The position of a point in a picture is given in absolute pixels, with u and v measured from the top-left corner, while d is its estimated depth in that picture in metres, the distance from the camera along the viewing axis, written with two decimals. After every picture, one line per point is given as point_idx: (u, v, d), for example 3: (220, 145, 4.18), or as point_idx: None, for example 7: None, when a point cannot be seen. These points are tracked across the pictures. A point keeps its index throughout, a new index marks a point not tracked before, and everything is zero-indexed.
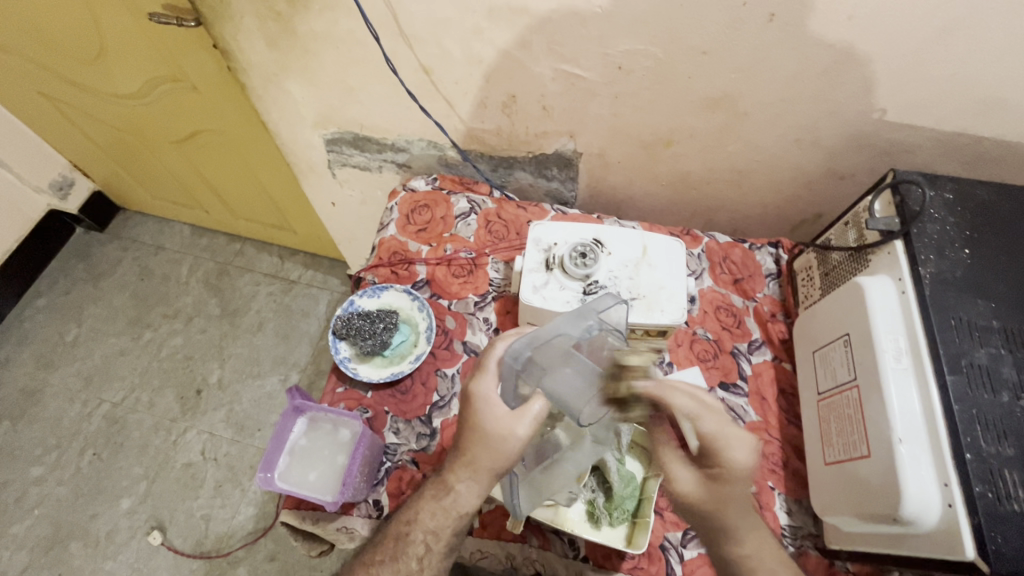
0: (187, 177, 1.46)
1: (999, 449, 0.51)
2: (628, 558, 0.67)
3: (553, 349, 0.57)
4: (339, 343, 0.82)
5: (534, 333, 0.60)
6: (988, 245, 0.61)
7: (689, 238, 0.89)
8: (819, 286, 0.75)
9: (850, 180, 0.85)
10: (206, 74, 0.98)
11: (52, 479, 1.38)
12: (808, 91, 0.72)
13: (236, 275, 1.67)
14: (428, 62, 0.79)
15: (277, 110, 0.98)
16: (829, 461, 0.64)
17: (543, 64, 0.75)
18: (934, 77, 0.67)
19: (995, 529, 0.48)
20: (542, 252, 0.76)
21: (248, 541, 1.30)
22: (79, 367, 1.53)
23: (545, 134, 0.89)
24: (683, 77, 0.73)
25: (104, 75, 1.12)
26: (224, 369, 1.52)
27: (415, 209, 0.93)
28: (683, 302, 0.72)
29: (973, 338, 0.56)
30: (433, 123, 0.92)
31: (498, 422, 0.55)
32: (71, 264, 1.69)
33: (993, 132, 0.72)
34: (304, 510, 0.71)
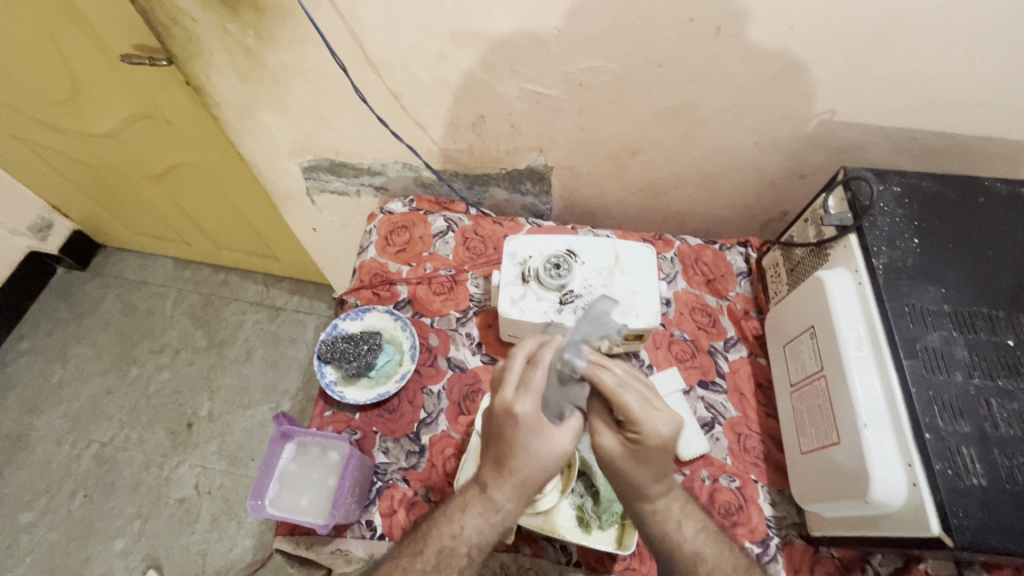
0: (167, 211, 1.47)
1: (955, 427, 0.54)
2: (619, 559, 0.69)
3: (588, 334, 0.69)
4: (324, 367, 0.83)
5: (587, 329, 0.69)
6: (937, 233, 0.64)
7: (661, 242, 0.92)
8: (786, 282, 0.78)
9: (810, 178, 0.89)
10: (181, 111, 1.00)
11: (43, 525, 1.36)
12: (760, 96, 0.75)
13: (221, 306, 1.67)
14: (396, 88, 0.81)
15: (254, 142, 0.99)
16: (805, 450, 0.66)
17: (507, 84, 0.78)
18: (876, 77, 0.70)
19: (957, 504, 0.50)
20: (518, 266, 0.78)
21: (246, 573, 1.29)
22: (66, 408, 1.51)
23: (515, 150, 0.91)
24: (641, 89, 0.76)
25: (79, 115, 1.13)
26: (214, 400, 1.52)
27: (394, 230, 0.95)
28: (657, 305, 0.75)
29: (926, 322, 0.58)
30: (406, 146, 0.94)
31: (539, 439, 0.58)
32: (54, 305, 1.68)
33: (937, 126, 0.76)
34: (297, 535, 0.71)
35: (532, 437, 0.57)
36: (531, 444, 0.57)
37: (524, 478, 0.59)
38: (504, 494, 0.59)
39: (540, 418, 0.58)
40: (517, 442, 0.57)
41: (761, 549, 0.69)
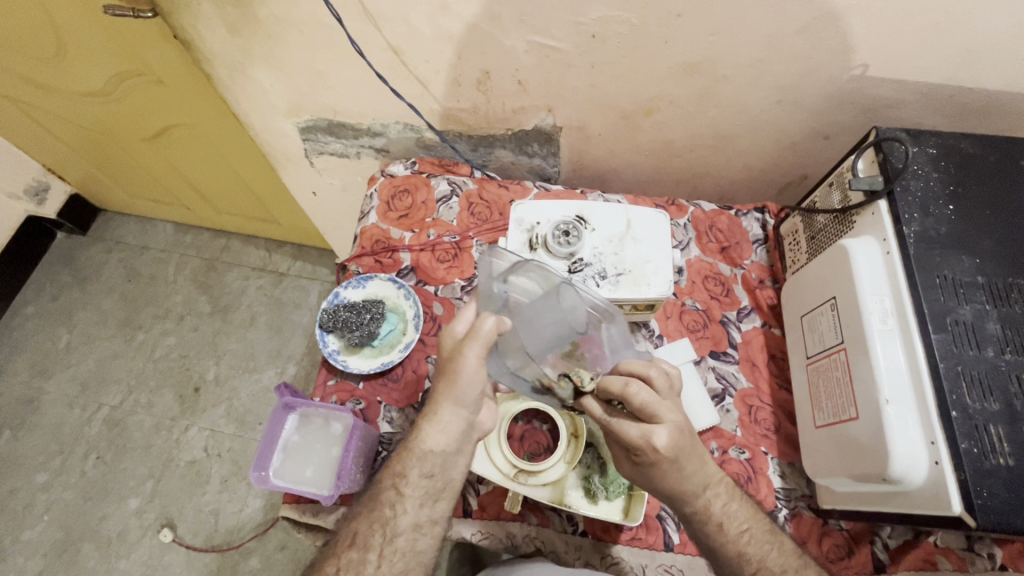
0: (164, 174, 1.43)
1: (984, 405, 0.51)
2: (626, 529, 0.69)
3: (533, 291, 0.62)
4: (327, 336, 0.81)
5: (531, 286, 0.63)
6: (973, 199, 0.60)
7: (674, 208, 0.87)
8: (805, 251, 0.74)
9: (835, 139, 0.84)
10: (170, 69, 0.94)
11: (58, 485, 1.39)
12: (788, 50, 0.70)
13: (224, 271, 1.65)
14: (396, 42, 0.76)
15: (248, 101, 0.95)
16: (819, 424, 0.64)
17: (514, 37, 0.73)
18: (915, 28, 0.64)
19: (981, 484, 0.49)
20: (525, 233, 0.75)
21: (258, 532, 1.32)
22: (74, 372, 1.52)
23: (522, 109, 0.86)
24: (659, 42, 0.71)
25: (66, 73, 1.08)
26: (220, 365, 1.52)
27: (396, 194, 0.92)
28: (670, 275, 0.72)
29: (958, 295, 0.55)
30: (407, 105, 0.89)
31: (470, 353, 0.56)
32: (56, 270, 1.66)
33: (975, 82, 0.71)
34: (303, 504, 0.71)
35: (473, 359, 0.56)
36: (476, 370, 0.57)
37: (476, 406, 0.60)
38: (455, 441, 0.60)
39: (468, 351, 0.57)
40: (464, 373, 0.57)
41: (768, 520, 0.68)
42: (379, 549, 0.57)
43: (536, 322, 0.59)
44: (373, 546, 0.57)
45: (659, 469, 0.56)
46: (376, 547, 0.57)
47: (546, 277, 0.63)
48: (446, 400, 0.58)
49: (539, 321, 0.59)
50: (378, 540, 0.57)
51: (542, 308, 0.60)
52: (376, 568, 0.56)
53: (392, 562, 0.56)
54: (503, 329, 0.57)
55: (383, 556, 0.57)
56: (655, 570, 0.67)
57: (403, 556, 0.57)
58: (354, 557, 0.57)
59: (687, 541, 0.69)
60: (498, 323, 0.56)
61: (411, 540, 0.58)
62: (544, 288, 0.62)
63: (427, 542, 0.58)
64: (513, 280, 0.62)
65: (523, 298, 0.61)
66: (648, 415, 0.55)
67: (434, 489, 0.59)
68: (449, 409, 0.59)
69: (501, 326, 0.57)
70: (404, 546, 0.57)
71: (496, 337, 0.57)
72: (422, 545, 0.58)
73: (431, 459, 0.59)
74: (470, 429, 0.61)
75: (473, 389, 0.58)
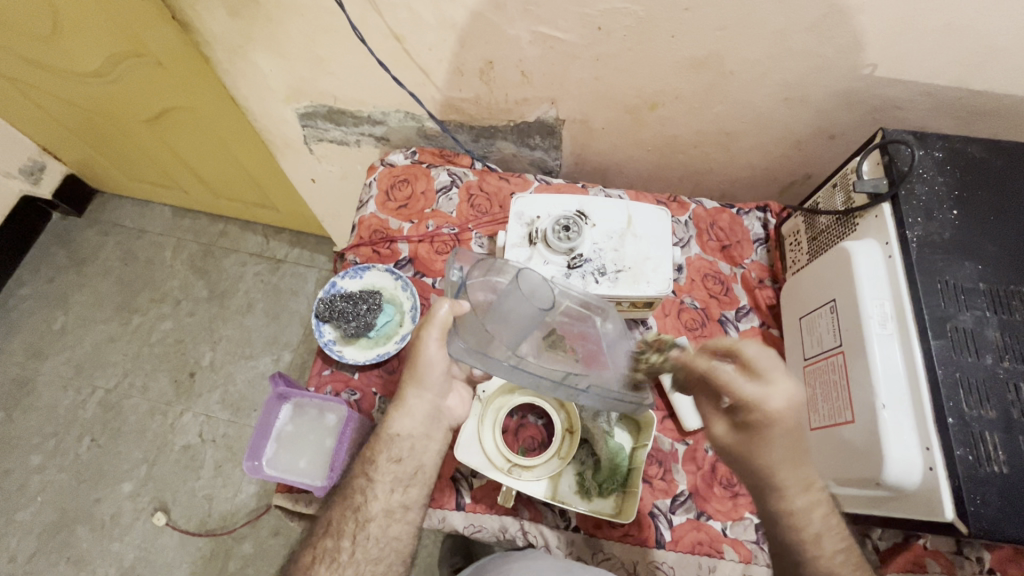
0: (162, 157, 1.41)
1: (981, 412, 0.51)
2: (619, 526, 0.69)
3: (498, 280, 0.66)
4: (323, 326, 0.81)
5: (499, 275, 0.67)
6: (977, 204, 0.59)
7: (676, 205, 0.87)
8: (806, 251, 0.74)
9: (840, 139, 0.83)
10: (169, 51, 0.92)
11: (53, 466, 1.39)
12: (796, 47, 0.69)
13: (221, 256, 1.64)
14: (398, 29, 0.74)
15: (247, 85, 0.93)
16: (814, 426, 0.64)
17: (519, 27, 0.72)
18: (926, 28, 0.63)
19: (974, 491, 0.49)
20: (525, 226, 0.74)
21: (251, 518, 1.33)
22: (69, 355, 1.52)
23: (525, 100, 0.85)
24: (665, 35, 0.69)
25: (62, 52, 1.06)
26: (215, 351, 1.52)
27: (395, 184, 0.91)
28: (669, 272, 0.72)
29: (959, 300, 0.55)
30: (409, 94, 0.88)
31: (433, 338, 0.63)
32: (51, 251, 1.65)
33: (985, 84, 0.70)
34: (297, 493, 0.69)
35: (434, 343, 0.63)
36: (436, 353, 0.63)
37: (440, 390, 0.65)
38: (422, 425, 0.64)
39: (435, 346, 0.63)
40: (424, 356, 0.64)
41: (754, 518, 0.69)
42: (352, 535, 0.59)
43: (508, 313, 0.63)
44: (347, 533, 0.59)
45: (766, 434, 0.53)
46: (349, 533, 0.59)
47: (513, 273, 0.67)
48: (411, 384, 0.64)
49: (510, 312, 0.63)
50: (351, 526, 0.59)
51: (510, 300, 0.64)
52: (351, 554, 0.58)
53: (367, 548, 0.58)
54: (459, 312, 0.63)
55: (357, 543, 0.58)
56: (646, 566, 0.67)
57: (376, 541, 0.59)
58: (330, 545, 0.58)
59: (679, 539, 0.68)
60: (453, 306, 0.63)
61: (383, 526, 0.60)
62: (509, 280, 0.66)
63: (399, 528, 0.60)
64: (477, 278, 0.66)
65: (486, 293, 0.65)
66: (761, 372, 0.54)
67: (405, 475, 0.62)
68: (414, 393, 0.64)
69: (456, 309, 0.63)
70: (377, 531, 0.59)
71: (452, 321, 0.63)
72: (395, 531, 0.60)
73: (398, 444, 0.63)
74: (435, 413, 0.65)
75: (435, 372, 0.64)
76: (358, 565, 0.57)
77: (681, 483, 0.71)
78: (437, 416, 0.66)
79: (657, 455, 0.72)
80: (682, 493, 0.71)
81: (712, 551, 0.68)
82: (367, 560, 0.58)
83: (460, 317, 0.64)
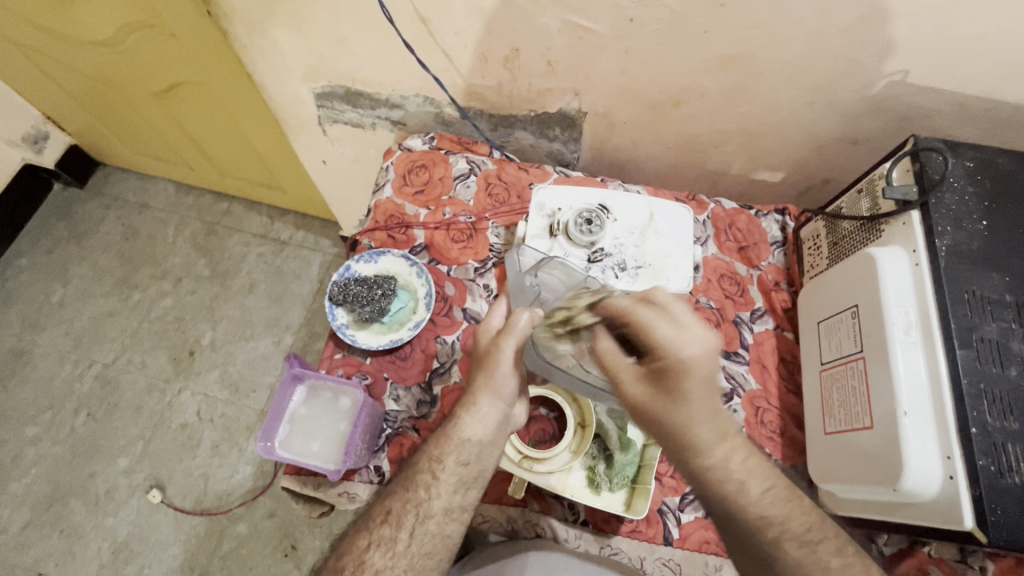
0: (169, 132, 1.39)
1: (1003, 423, 0.52)
2: (627, 521, 0.69)
3: (555, 282, 0.67)
4: (336, 309, 0.80)
5: (556, 275, 0.67)
6: (1006, 216, 0.60)
7: (695, 203, 0.86)
8: (826, 256, 0.73)
9: (863, 145, 0.82)
10: (186, 24, 0.90)
11: (48, 439, 1.38)
12: (829, 49, 0.68)
13: (224, 235, 1.62)
14: (424, 11, 0.73)
15: (265, 62, 0.91)
16: (829, 431, 0.65)
17: (549, 14, 0.70)
18: (963, 36, 0.63)
19: (995, 502, 0.50)
20: (546, 218, 0.74)
21: (247, 499, 1.32)
22: (67, 327, 1.50)
23: (548, 91, 0.84)
24: (698, 31, 0.69)
25: (73, 18, 1.03)
26: (216, 330, 1.50)
27: (412, 169, 0.90)
28: (689, 270, 0.72)
29: (985, 311, 0.56)
30: (431, 78, 0.86)
31: (507, 348, 0.60)
32: (52, 222, 1.63)
33: (1014, 96, 0.69)
34: (305, 475, 0.70)
35: (512, 355, 0.60)
36: (513, 363, 0.60)
37: (512, 398, 0.62)
38: (491, 432, 0.61)
39: (507, 358, 0.60)
40: (502, 366, 0.60)
41: None
42: (411, 527, 0.57)
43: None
44: (406, 524, 0.57)
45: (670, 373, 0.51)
46: (408, 525, 0.57)
47: (568, 274, 0.67)
48: (484, 392, 0.60)
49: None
50: (411, 519, 0.57)
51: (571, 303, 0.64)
52: (407, 545, 0.57)
53: (422, 542, 0.57)
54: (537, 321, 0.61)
55: (414, 536, 0.57)
56: (651, 563, 0.68)
57: (433, 536, 0.58)
58: (387, 533, 0.57)
59: (687, 537, 0.68)
60: (531, 317, 0.60)
61: (441, 523, 0.58)
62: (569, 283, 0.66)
63: (455, 527, 0.59)
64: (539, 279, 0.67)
65: (549, 294, 0.66)
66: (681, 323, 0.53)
67: (469, 477, 0.60)
68: (487, 401, 0.60)
69: (534, 318, 0.61)
70: (435, 528, 0.58)
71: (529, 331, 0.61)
72: (451, 529, 0.58)
73: (467, 448, 0.60)
74: (504, 421, 0.62)
75: (511, 382, 0.61)
76: (412, 557, 0.56)
77: None
78: (506, 424, 0.62)
79: None
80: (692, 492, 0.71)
81: (720, 550, 0.68)
82: (420, 554, 0.57)
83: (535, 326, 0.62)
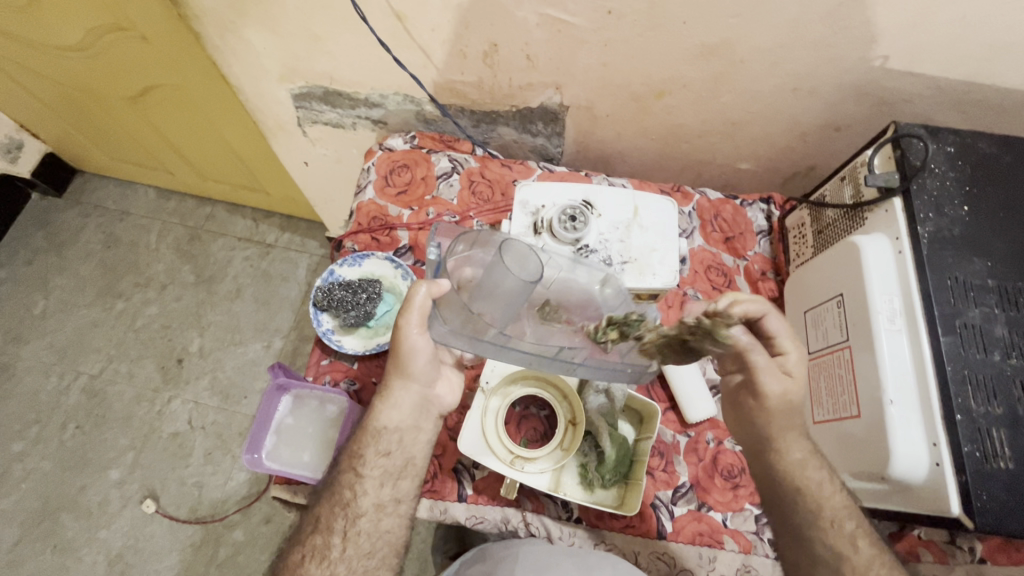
0: (147, 136, 1.36)
1: (988, 409, 0.53)
2: (620, 517, 0.69)
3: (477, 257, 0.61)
4: (321, 315, 0.79)
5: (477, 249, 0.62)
6: (986, 200, 0.60)
7: (680, 195, 0.86)
8: (811, 245, 0.73)
9: (846, 131, 0.82)
10: (156, 26, 0.88)
11: (36, 454, 1.36)
12: (809, 37, 0.68)
13: (208, 241, 1.60)
14: (400, 8, 0.71)
15: (239, 63, 0.89)
16: (818, 420, 0.65)
17: (526, 8, 0.69)
18: (943, 21, 0.63)
19: (981, 487, 0.51)
20: (529, 216, 0.73)
21: (243, 505, 1.31)
22: (51, 340, 1.47)
23: (529, 86, 0.83)
24: (676, 22, 0.68)
25: (40, 23, 1.00)
26: (204, 337, 1.48)
27: (394, 169, 0.88)
28: (675, 264, 0.72)
29: (968, 297, 0.56)
30: (408, 76, 0.85)
31: (413, 333, 0.61)
32: (31, 233, 1.60)
33: (995, 79, 0.69)
34: (295, 485, 0.70)
35: (413, 329, 0.60)
36: (418, 340, 0.61)
37: (426, 378, 0.64)
38: (410, 416, 0.64)
39: (410, 344, 0.61)
40: (411, 348, 0.61)
41: (756, 509, 0.70)
42: (342, 531, 0.59)
43: (495, 291, 0.58)
44: (336, 530, 0.59)
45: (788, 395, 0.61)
46: (339, 530, 0.59)
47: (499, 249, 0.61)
48: (396, 375, 0.64)
49: (490, 291, 0.58)
50: (341, 523, 0.59)
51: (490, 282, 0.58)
52: (342, 551, 0.58)
53: (358, 543, 0.58)
54: (437, 294, 0.59)
55: (348, 539, 0.58)
56: (647, 558, 0.68)
57: (367, 536, 0.59)
58: (320, 542, 0.58)
59: (680, 530, 0.69)
60: (430, 289, 0.58)
61: (374, 521, 0.60)
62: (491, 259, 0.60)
63: (391, 522, 0.61)
64: (464, 253, 0.61)
65: (473, 267, 0.61)
66: (782, 349, 0.62)
67: (395, 468, 0.62)
68: (399, 385, 0.63)
69: (434, 290, 0.59)
70: (367, 527, 0.59)
71: (430, 305, 0.60)
72: (387, 524, 0.60)
73: (386, 438, 0.62)
74: (423, 403, 0.65)
75: (421, 363, 0.63)
76: (350, 561, 0.58)
77: (683, 475, 0.72)
78: (426, 406, 0.65)
79: (659, 446, 0.73)
80: (684, 485, 0.71)
81: (713, 542, 0.68)
82: (358, 556, 0.58)
83: (438, 300, 0.60)
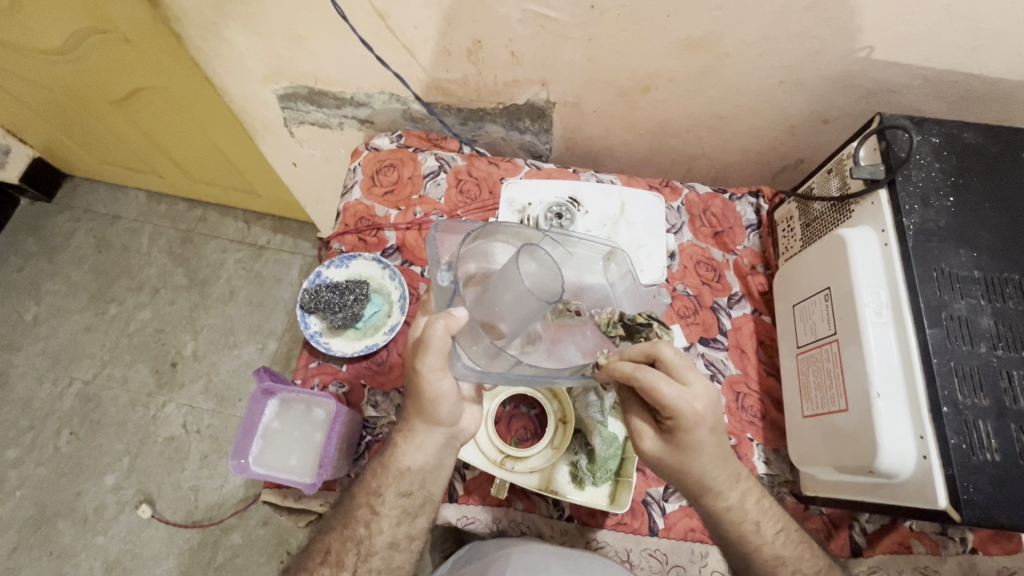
0: (135, 139, 1.35)
1: (974, 401, 0.53)
2: (612, 514, 0.69)
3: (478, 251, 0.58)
4: (309, 317, 0.79)
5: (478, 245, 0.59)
6: (972, 191, 0.60)
7: (669, 190, 0.85)
8: (799, 238, 0.73)
9: (834, 123, 0.82)
10: (138, 28, 0.87)
11: (31, 460, 1.35)
12: (793, 28, 0.67)
13: (200, 243, 1.59)
14: (381, 5, 0.71)
15: (222, 64, 0.88)
16: (807, 414, 0.65)
17: (508, 4, 0.68)
18: (927, 10, 0.62)
19: (968, 479, 0.51)
20: (516, 213, 0.75)
21: (240, 508, 1.31)
22: (44, 346, 1.47)
23: (515, 82, 0.82)
24: (660, 15, 0.67)
25: (21, 27, 0.99)
26: (198, 340, 1.48)
27: (381, 169, 0.88)
28: (660, 260, 0.76)
29: (954, 289, 0.56)
30: (393, 75, 0.84)
31: (433, 372, 0.56)
32: (21, 239, 1.59)
33: (981, 69, 0.69)
34: (285, 488, 0.70)
35: (435, 372, 0.56)
36: (441, 384, 0.58)
37: (451, 419, 0.61)
38: (433, 457, 0.62)
39: (429, 386, 0.57)
40: (432, 390, 0.58)
41: None
42: (353, 567, 0.60)
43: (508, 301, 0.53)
44: (348, 564, 0.60)
45: (692, 434, 0.54)
46: (350, 565, 0.60)
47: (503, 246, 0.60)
48: (420, 419, 0.61)
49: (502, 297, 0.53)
50: (353, 558, 0.60)
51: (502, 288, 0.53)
52: None
53: None
54: (455, 328, 0.53)
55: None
56: (638, 554, 0.68)
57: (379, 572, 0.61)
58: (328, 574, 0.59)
59: (672, 526, 0.69)
60: (447, 323, 0.53)
61: (387, 557, 0.61)
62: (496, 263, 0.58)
63: (403, 558, 0.62)
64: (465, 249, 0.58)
65: (478, 263, 0.58)
66: (687, 381, 0.53)
67: (414, 507, 0.62)
68: (422, 427, 0.61)
69: (452, 324, 0.53)
70: (379, 564, 0.61)
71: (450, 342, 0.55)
72: (399, 560, 0.62)
73: (409, 477, 0.62)
74: (447, 441, 0.63)
75: (444, 406, 0.59)
76: None
77: None
78: (450, 442, 0.64)
79: None
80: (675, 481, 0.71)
81: (704, 538, 0.68)
82: None
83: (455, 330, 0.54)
